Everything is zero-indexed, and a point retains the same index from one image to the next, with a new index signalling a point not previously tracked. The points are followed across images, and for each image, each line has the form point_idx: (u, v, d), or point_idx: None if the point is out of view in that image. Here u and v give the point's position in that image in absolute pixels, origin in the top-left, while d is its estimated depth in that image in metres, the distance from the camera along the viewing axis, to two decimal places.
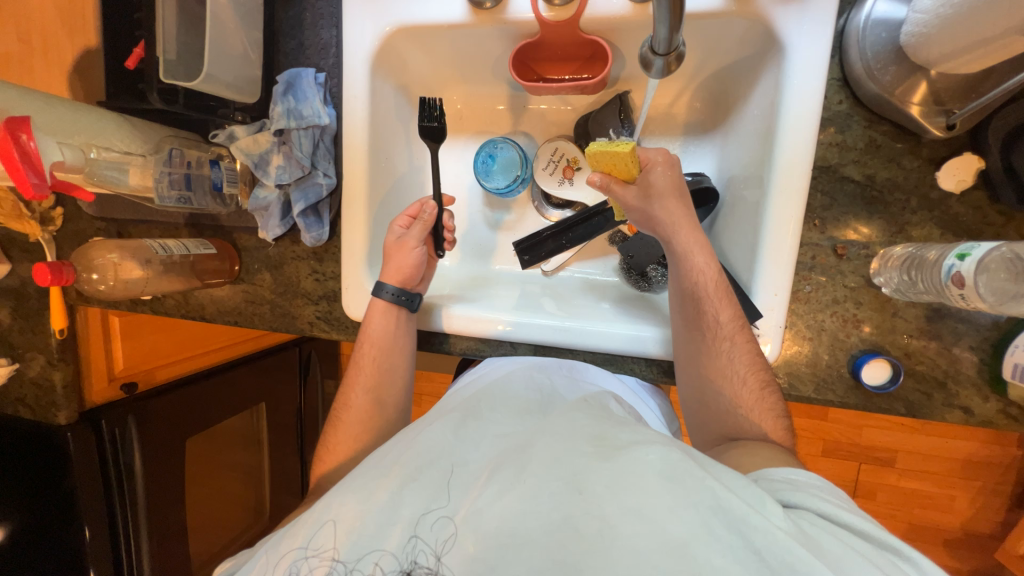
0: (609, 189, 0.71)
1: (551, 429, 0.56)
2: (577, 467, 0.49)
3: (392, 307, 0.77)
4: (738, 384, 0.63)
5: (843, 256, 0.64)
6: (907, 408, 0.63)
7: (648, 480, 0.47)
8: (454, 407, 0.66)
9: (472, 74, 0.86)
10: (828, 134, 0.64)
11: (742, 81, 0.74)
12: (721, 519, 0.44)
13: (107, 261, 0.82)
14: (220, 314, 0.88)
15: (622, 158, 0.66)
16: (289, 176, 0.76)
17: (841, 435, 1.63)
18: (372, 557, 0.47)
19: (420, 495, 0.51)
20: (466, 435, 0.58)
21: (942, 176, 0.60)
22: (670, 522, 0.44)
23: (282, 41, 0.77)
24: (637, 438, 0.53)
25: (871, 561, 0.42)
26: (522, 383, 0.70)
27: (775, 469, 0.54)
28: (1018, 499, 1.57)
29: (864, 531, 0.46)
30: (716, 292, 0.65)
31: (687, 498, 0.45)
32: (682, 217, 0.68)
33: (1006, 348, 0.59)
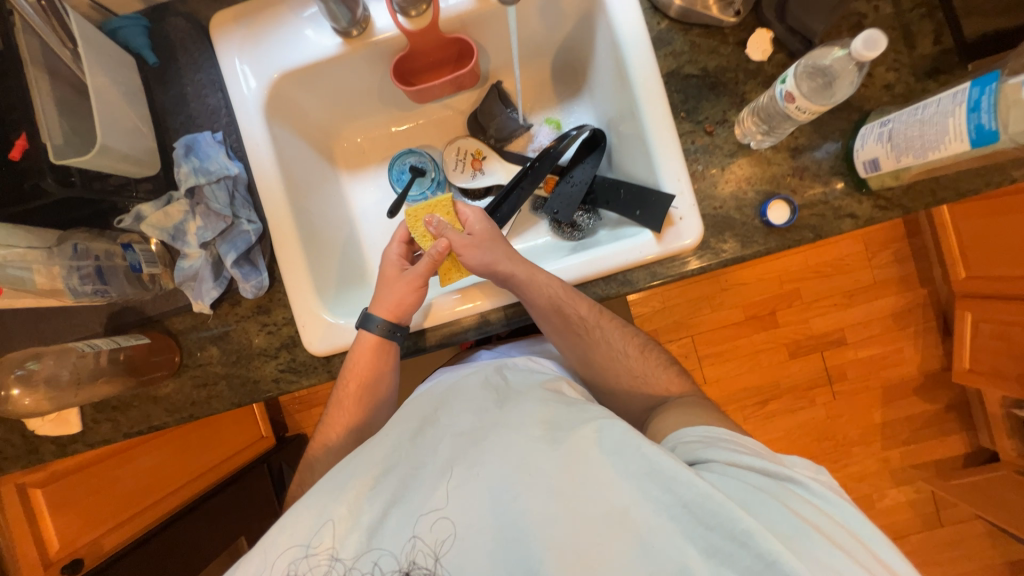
0: (446, 236, 0.78)
1: (506, 420, 0.60)
2: (529, 451, 0.54)
3: (381, 342, 0.76)
4: (625, 355, 0.80)
5: (713, 133, 0.77)
6: (813, 232, 0.75)
7: (591, 459, 0.53)
8: (405, 413, 0.67)
9: (363, 106, 0.94)
10: (661, 49, 0.78)
11: (583, 40, 0.89)
12: (654, 480, 0.51)
13: (17, 375, 0.71)
14: (170, 414, 0.82)
15: (440, 207, 0.81)
16: (211, 232, 0.75)
17: (794, 334, 1.82)
18: (371, 558, 0.53)
19: (380, 497, 0.56)
20: (417, 443, 0.61)
21: (751, 51, 0.76)
22: (613, 491, 0.51)
23: (169, 120, 0.79)
24: (585, 416, 0.58)
25: (767, 493, 0.52)
26: (478, 384, 0.69)
27: (687, 431, 0.64)
28: (944, 328, 1.81)
29: (765, 470, 0.56)
30: (567, 294, 0.75)
31: (626, 470, 0.52)
32: (504, 252, 0.77)
33: (855, 147, 0.72)
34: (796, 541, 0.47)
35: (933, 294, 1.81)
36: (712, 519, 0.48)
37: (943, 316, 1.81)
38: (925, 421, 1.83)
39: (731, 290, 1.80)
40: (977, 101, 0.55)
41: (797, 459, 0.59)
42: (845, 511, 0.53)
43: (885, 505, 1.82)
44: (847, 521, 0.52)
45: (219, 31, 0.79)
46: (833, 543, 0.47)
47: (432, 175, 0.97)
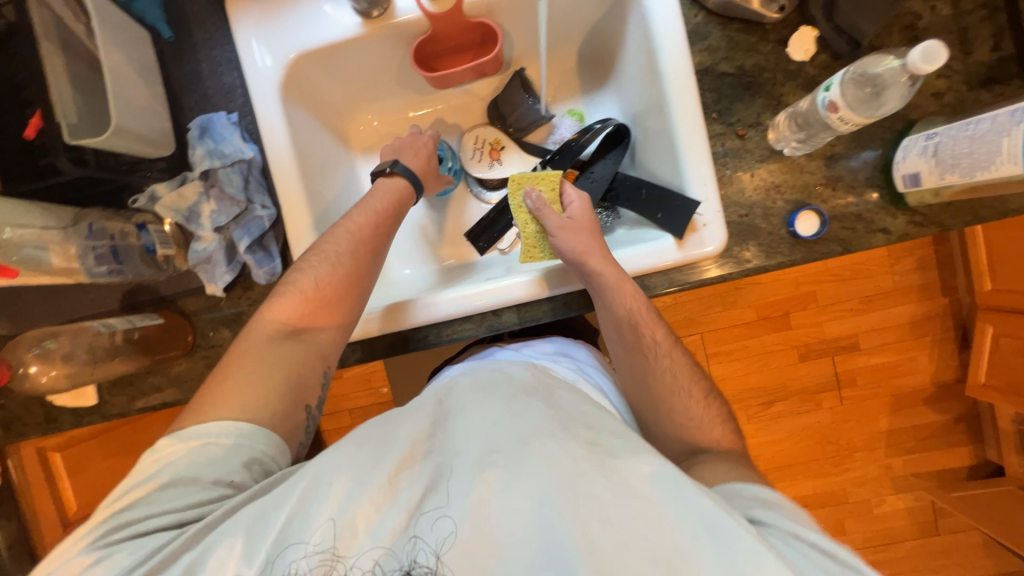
0: (541, 211, 0.78)
1: (548, 427, 0.56)
2: (576, 469, 0.52)
3: (408, 189, 0.81)
4: (687, 397, 0.73)
5: (745, 137, 0.73)
6: (842, 245, 0.72)
7: (642, 494, 0.51)
8: (434, 395, 0.65)
9: (381, 88, 0.92)
10: (696, 44, 0.74)
11: (614, 29, 0.85)
12: (705, 531, 0.48)
13: (41, 351, 0.73)
14: (183, 393, 0.83)
15: (546, 181, 0.81)
16: (225, 217, 0.75)
17: (807, 337, 1.79)
18: (374, 556, 0.52)
19: (418, 479, 0.54)
20: (452, 432, 0.58)
21: (792, 51, 0.71)
22: (661, 528, 0.49)
23: (184, 97, 0.78)
24: (636, 446, 0.55)
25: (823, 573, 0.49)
26: (509, 378, 0.66)
27: (746, 487, 0.61)
28: (962, 339, 1.77)
29: (824, 550, 0.52)
30: (647, 313, 0.73)
31: (678, 512, 0.49)
32: (596, 246, 0.74)
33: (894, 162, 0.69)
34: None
35: (954, 304, 1.76)
36: None
37: (963, 327, 1.77)
38: (933, 431, 1.81)
39: (745, 289, 1.77)
40: None
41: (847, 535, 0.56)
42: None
43: (883, 511, 1.82)
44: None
45: (235, 5, 0.76)
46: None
47: (449, 164, 0.94)
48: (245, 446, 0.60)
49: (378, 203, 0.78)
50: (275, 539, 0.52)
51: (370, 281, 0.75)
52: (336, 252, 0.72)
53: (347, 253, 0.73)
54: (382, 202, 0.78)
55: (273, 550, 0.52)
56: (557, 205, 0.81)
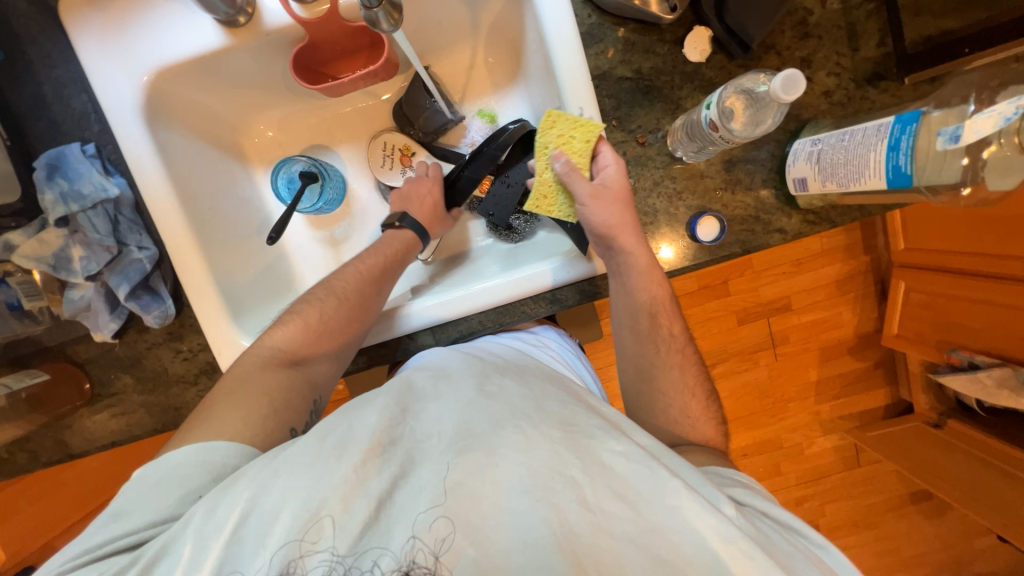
0: (570, 176, 0.69)
1: (522, 410, 0.54)
2: (553, 449, 0.50)
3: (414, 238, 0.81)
4: (687, 394, 0.74)
5: (645, 144, 0.72)
6: (742, 247, 0.74)
7: (621, 475, 0.49)
8: (393, 384, 0.61)
9: (270, 97, 0.84)
10: (592, 46, 0.71)
11: (514, 25, 0.80)
12: (685, 510, 0.48)
13: None
14: (91, 443, 0.78)
15: (584, 132, 0.68)
16: (97, 263, 0.69)
17: (743, 303, 1.88)
18: (371, 555, 0.46)
19: (388, 468, 0.50)
20: (420, 419, 0.55)
21: (688, 52, 0.70)
22: (647, 509, 0.48)
23: (30, 127, 0.69)
24: (604, 428, 0.54)
25: (795, 547, 0.52)
26: (477, 362, 0.65)
27: (724, 469, 0.65)
28: (881, 294, 1.91)
29: (795, 525, 0.56)
30: (666, 302, 0.73)
31: (658, 492, 0.48)
32: (630, 223, 0.69)
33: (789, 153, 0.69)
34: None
35: (874, 261, 1.87)
36: (739, 562, 0.46)
37: (882, 282, 1.90)
38: (856, 378, 1.98)
39: None
40: (897, 141, 0.54)
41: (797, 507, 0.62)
42: (844, 562, 0.54)
43: (812, 452, 2.00)
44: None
45: (73, 23, 0.67)
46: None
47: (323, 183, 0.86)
48: (181, 481, 0.56)
49: (386, 248, 0.78)
50: (228, 540, 0.49)
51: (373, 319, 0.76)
52: (343, 289, 0.73)
53: (354, 290, 0.73)
54: (391, 248, 0.79)
55: (228, 551, 0.49)
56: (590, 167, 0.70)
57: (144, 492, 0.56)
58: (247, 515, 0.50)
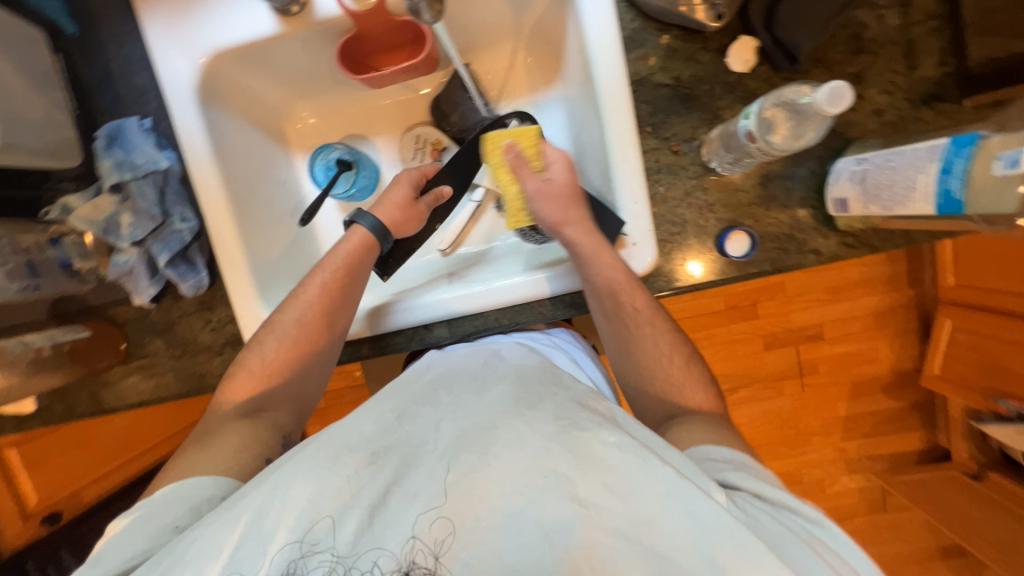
0: (519, 171, 0.77)
1: (515, 408, 0.55)
2: (543, 445, 0.50)
3: (372, 241, 0.77)
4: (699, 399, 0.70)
5: (679, 152, 0.71)
6: (772, 266, 0.71)
7: (613, 465, 0.49)
8: (403, 389, 0.65)
9: (315, 86, 0.87)
10: (633, 51, 0.70)
11: (557, 28, 0.80)
12: (678, 500, 0.46)
13: None
14: (120, 400, 0.83)
15: (526, 137, 0.78)
16: (143, 231, 0.72)
17: (772, 327, 1.81)
18: (371, 555, 0.48)
19: (382, 474, 0.52)
20: (416, 422, 0.58)
21: (732, 61, 0.68)
22: (637, 503, 0.47)
23: (95, 99, 0.74)
24: (597, 418, 0.54)
25: (798, 535, 0.48)
26: (477, 367, 0.68)
27: (715, 449, 0.59)
28: (923, 331, 1.80)
29: (800, 508, 0.52)
30: (627, 283, 0.70)
31: (653, 483, 0.47)
32: (575, 215, 0.73)
33: (838, 170, 0.65)
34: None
35: (919, 296, 1.77)
36: (741, 557, 0.43)
37: (925, 319, 1.79)
38: (889, 417, 1.87)
39: None
40: (949, 164, 0.51)
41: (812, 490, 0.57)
42: (861, 554, 0.50)
43: (834, 491, 1.90)
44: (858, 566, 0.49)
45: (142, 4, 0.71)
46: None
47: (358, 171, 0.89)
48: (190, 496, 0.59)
49: (351, 253, 0.76)
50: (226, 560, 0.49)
51: (342, 319, 0.75)
52: (305, 297, 0.73)
53: (317, 300, 0.73)
54: (346, 253, 0.76)
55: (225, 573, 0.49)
56: (538, 163, 0.78)
57: (166, 499, 0.59)
58: (243, 535, 0.50)
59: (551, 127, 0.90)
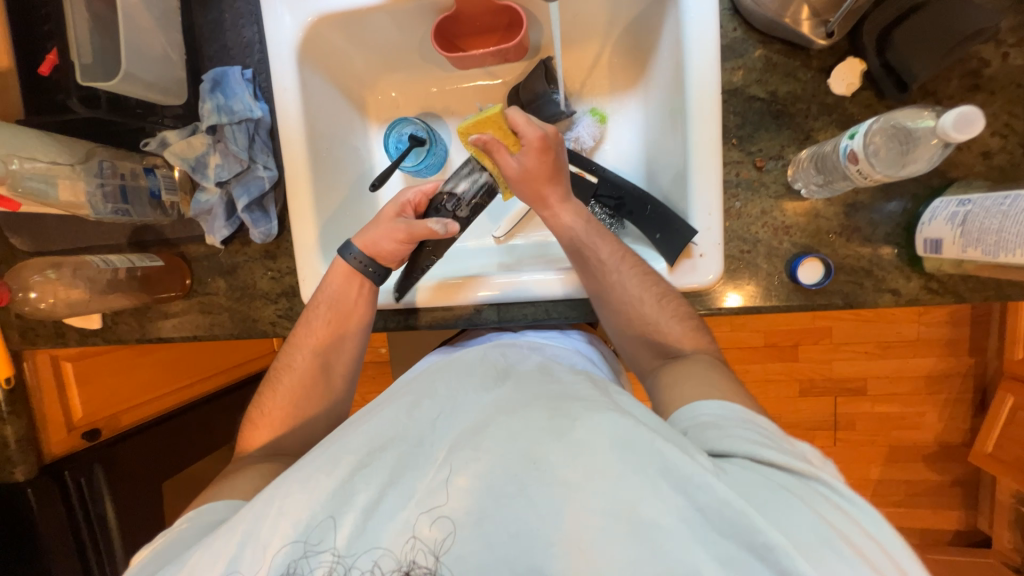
0: (491, 151, 0.69)
1: (507, 404, 0.56)
2: (533, 438, 0.51)
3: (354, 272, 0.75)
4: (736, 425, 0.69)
5: (762, 169, 0.69)
6: (844, 300, 0.68)
7: (600, 448, 0.49)
8: (400, 389, 0.65)
9: (402, 60, 0.89)
10: (730, 60, 0.69)
11: (651, 31, 0.80)
12: (667, 477, 0.46)
13: (47, 277, 0.77)
14: (176, 332, 0.87)
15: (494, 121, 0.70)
16: (228, 172, 0.76)
17: (812, 373, 1.72)
18: (371, 556, 0.50)
19: (373, 480, 0.53)
20: (414, 417, 0.58)
21: (834, 83, 0.66)
22: (621, 485, 0.47)
23: (205, 46, 0.79)
24: (591, 403, 0.53)
25: (793, 494, 0.46)
26: (475, 359, 0.67)
27: (701, 407, 0.57)
28: (978, 404, 1.68)
29: (792, 467, 0.50)
30: (590, 239, 0.72)
31: (638, 466, 0.47)
32: (547, 176, 0.70)
33: (926, 214, 0.63)
34: (816, 551, 0.42)
35: (980, 366, 1.65)
36: (739, 537, 0.43)
37: (983, 392, 1.67)
38: (927, 489, 1.75)
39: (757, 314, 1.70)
40: None
41: (812, 446, 0.55)
42: (880, 523, 0.46)
43: None
44: (865, 521, 0.46)
45: None
46: (859, 557, 0.42)
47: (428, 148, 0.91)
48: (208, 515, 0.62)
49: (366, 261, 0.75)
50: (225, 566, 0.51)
51: (359, 317, 0.77)
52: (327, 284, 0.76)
53: (342, 292, 0.76)
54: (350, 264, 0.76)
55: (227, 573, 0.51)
56: (512, 142, 0.71)
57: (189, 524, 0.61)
58: (242, 541, 0.52)
59: (627, 130, 0.89)
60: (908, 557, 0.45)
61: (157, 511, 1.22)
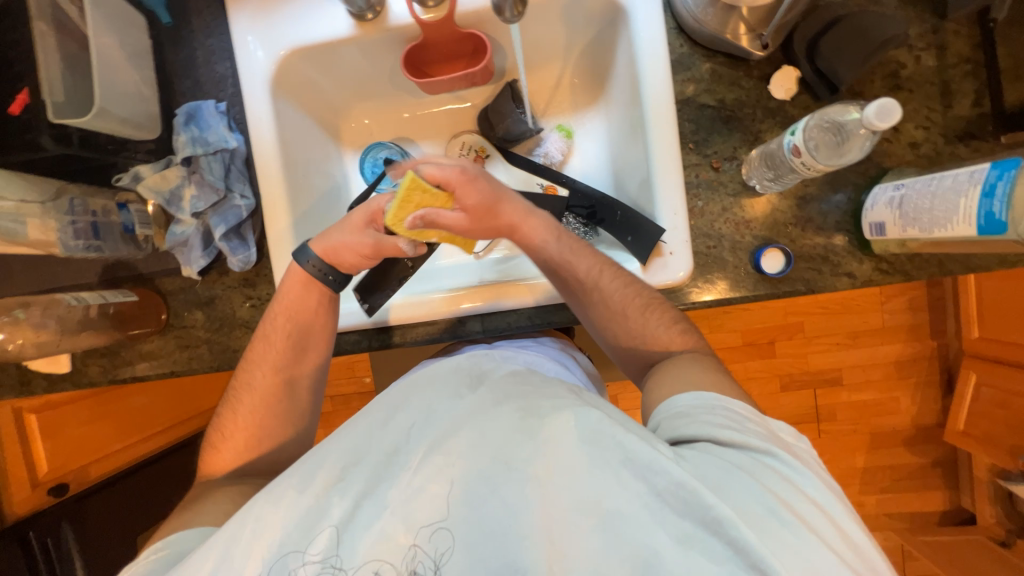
0: (433, 220, 0.67)
1: (480, 410, 0.56)
2: (500, 441, 0.52)
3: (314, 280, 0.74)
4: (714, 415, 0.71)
5: (719, 169, 0.74)
6: (806, 285, 0.72)
7: (563, 446, 0.50)
8: (370, 404, 0.64)
9: (374, 89, 0.93)
10: (680, 73, 0.75)
11: (606, 52, 0.86)
12: (629, 467, 0.48)
13: (13, 319, 0.75)
14: (152, 368, 0.84)
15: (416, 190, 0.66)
16: (204, 203, 0.76)
17: (790, 368, 1.78)
18: (369, 566, 0.49)
19: (347, 493, 0.52)
20: (386, 426, 0.57)
21: (774, 88, 0.72)
22: (583, 481, 0.48)
23: (177, 83, 0.81)
24: (557, 401, 0.54)
25: (747, 473, 0.48)
26: (449, 367, 0.65)
27: (679, 398, 0.58)
28: (945, 385, 1.76)
29: (748, 445, 0.51)
30: (568, 257, 0.71)
31: (602, 457, 0.48)
32: (489, 203, 0.70)
33: (869, 201, 0.68)
34: (763, 523, 0.44)
35: (942, 348, 1.74)
36: (699, 516, 0.45)
37: (948, 373, 1.75)
38: (910, 473, 1.80)
39: (732, 314, 1.76)
40: (992, 186, 0.53)
41: (783, 424, 0.56)
42: (821, 488, 0.49)
43: None
44: (813, 494, 0.48)
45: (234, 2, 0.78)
46: (807, 530, 0.44)
47: None
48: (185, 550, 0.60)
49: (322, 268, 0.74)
50: None
51: (324, 326, 0.77)
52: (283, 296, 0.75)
53: (299, 305, 0.75)
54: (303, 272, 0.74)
55: None
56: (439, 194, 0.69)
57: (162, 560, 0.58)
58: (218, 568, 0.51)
59: (593, 143, 0.94)
60: (854, 524, 0.47)
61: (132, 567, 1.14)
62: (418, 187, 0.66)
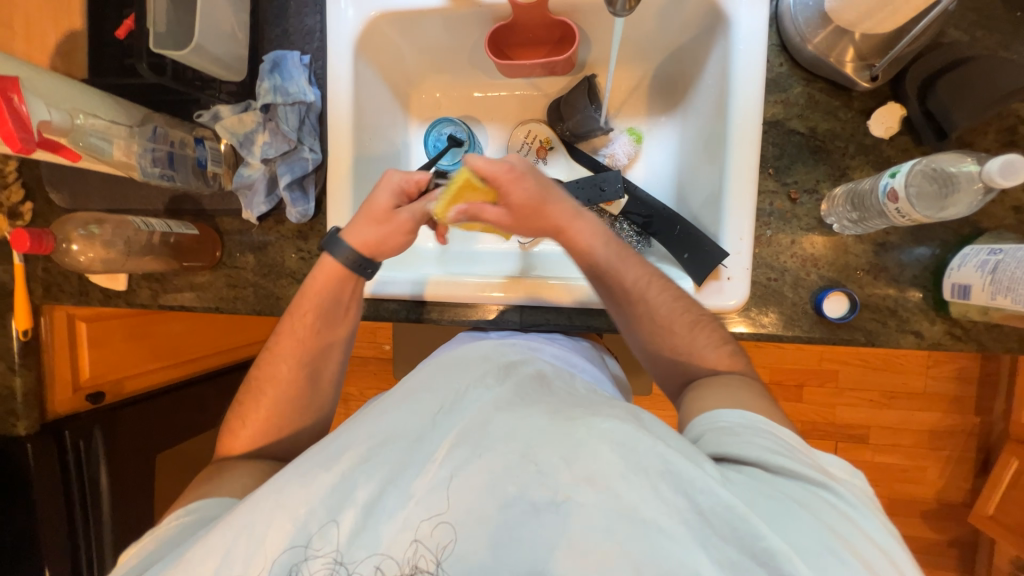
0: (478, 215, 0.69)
1: (508, 403, 0.56)
2: (533, 439, 0.51)
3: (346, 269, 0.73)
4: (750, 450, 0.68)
5: (796, 201, 0.70)
6: (866, 336, 0.69)
7: (602, 446, 0.49)
8: (394, 388, 0.64)
9: (451, 64, 0.92)
10: (773, 93, 0.71)
11: (695, 60, 0.83)
12: (671, 480, 0.47)
13: (85, 232, 0.78)
14: (200, 301, 0.88)
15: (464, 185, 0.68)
16: (274, 151, 0.79)
17: (815, 416, 1.71)
18: (372, 561, 0.49)
19: (373, 475, 0.53)
20: (413, 413, 0.58)
21: (873, 125, 0.68)
22: (621, 485, 0.47)
23: (267, 29, 0.82)
24: (595, 408, 0.54)
25: (798, 503, 0.47)
26: (478, 358, 0.66)
27: (723, 414, 0.57)
28: (981, 464, 1.65)
29: (801, 473, 0.49)
30: (617, 265, 0.69)
31: (642, 466, 0.47)
32: (535, 201, 0.68)
33: (955, 261, 0.64)
34: (812, 553, 0.43)
35: (986, 426, 1.64)
36: (743, 542, 0.44)
37: (986, 453, 1.65)
38: (923, 547, 1.71)
39: (765, 350, 1.69)
40: None
41: (834, 455, 0.54)
42: (880, 527, 0.46)
43: None
44: (869, 528, 0.46)
45: None
46: (853, 559, 0.43)
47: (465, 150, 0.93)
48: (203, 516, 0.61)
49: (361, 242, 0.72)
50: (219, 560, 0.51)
51: (349, 300, 0.75)
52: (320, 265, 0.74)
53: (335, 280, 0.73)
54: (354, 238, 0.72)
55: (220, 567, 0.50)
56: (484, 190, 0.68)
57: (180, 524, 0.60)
58: (240, 528, 0.51)
59: (661, 152, 0.91)
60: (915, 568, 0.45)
61: (149, 482, 1.20)
62: (469, 184, 0.68)
